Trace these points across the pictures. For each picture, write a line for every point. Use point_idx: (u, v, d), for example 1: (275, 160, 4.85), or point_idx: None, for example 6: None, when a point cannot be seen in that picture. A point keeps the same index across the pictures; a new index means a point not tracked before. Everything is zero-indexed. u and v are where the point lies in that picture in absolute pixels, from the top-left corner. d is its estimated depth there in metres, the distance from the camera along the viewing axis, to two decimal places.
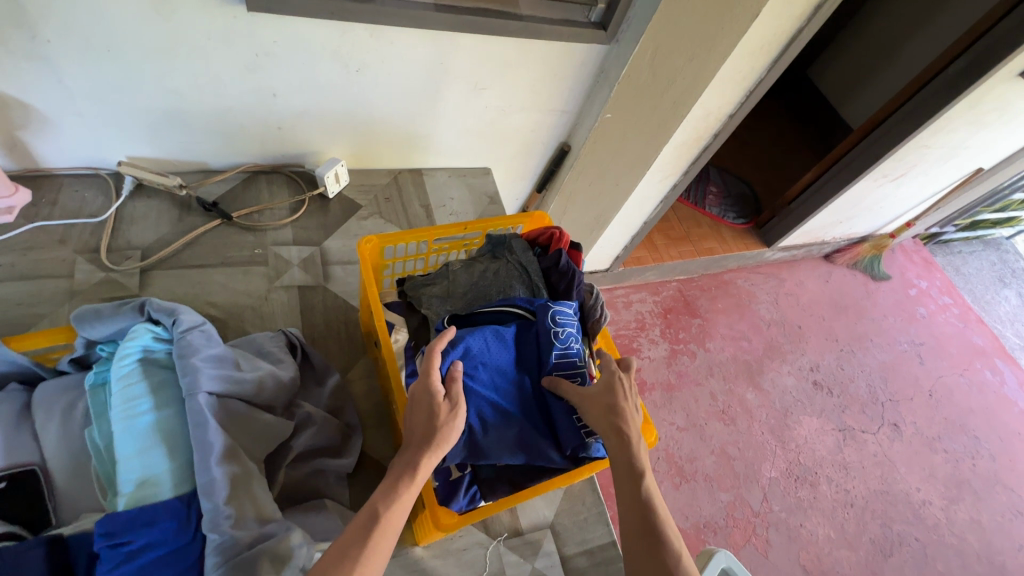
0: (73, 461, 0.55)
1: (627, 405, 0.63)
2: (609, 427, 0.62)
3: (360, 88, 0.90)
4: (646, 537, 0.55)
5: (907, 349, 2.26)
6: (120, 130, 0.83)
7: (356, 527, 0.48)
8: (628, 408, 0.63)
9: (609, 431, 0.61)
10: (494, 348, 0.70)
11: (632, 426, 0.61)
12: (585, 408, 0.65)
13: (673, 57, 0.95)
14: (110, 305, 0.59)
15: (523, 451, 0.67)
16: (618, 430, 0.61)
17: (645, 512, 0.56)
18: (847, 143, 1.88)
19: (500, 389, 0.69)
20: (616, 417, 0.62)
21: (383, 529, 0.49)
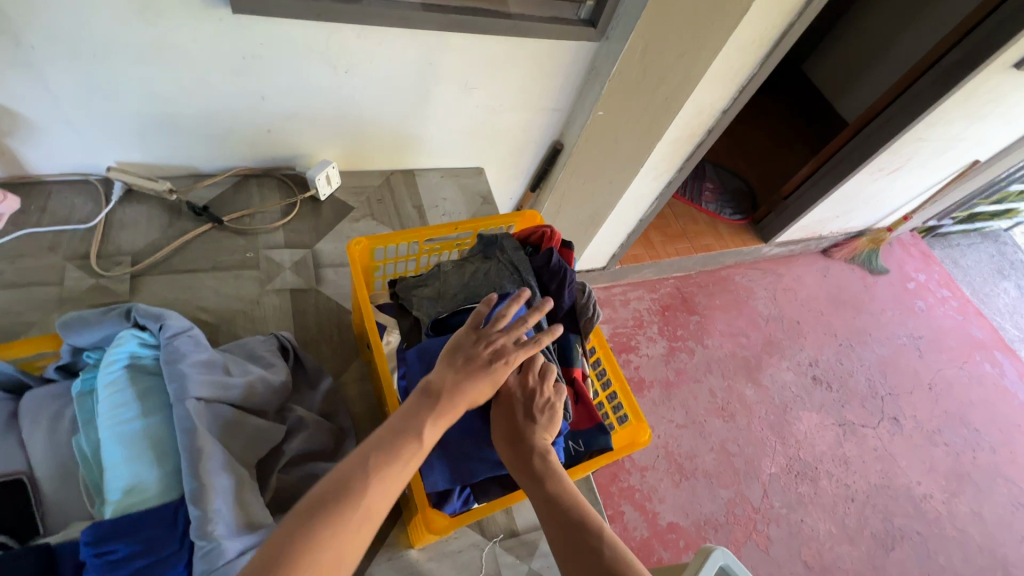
0: (61, 469, 0.55)
1: (522, 424, 0.62)
2: (511, 455, 0.61)
3: (350, 89, 0.90)
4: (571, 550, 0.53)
5: (906, 343, 2.26)
6: (109, 136, 0.83)
7: (388, 443, 0.51)
8: (523, 424, 0.62)
9: (509, 455, 0.61)
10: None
11: (532, 445, 0.61)
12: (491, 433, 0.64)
13: (664, 54, 0.94)
14: (96, 311, 0.58)
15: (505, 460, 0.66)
16: (521, 452, 0.60)
17: (566, 526, 0.55)
18: (843, 137, 1.88)
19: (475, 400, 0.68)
20: (513, 443, 0.61)
21: (414, 450, 0.51)
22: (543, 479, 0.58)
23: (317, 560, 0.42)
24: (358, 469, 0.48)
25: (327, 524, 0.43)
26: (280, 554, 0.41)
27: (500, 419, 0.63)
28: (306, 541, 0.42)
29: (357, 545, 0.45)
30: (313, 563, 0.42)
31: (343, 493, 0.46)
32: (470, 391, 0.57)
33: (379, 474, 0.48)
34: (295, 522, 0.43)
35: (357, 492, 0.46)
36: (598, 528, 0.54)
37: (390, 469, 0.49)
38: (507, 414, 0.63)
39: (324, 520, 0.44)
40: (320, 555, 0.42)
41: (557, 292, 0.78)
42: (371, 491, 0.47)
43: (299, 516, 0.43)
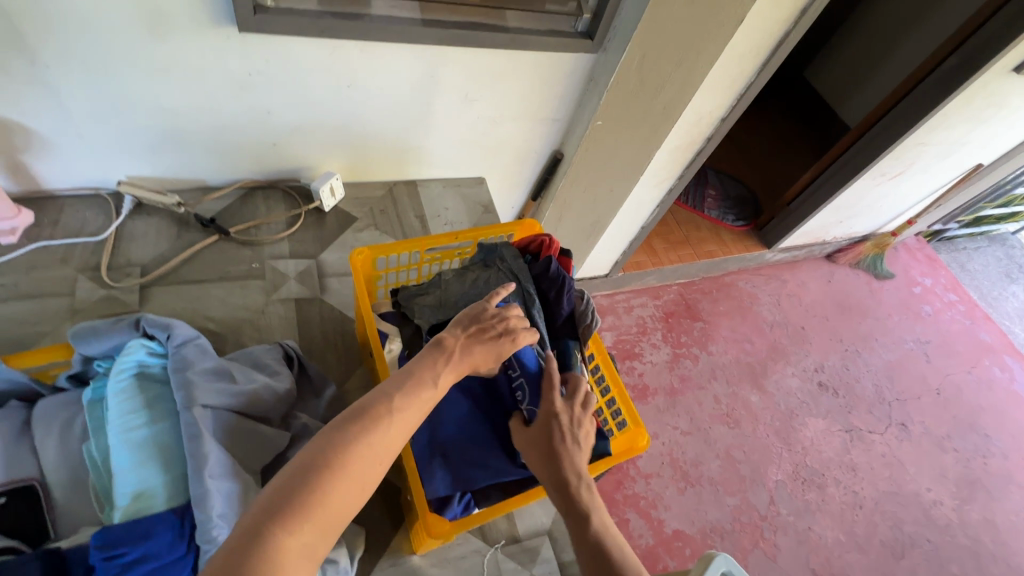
0: (72, 475, 0.56)
1: (565, 449, 0.62)
2: (551, 476, 0.61)
3: (353, 103, 0.92)
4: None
5: (913, 348, 2.24)
6: (120, 151, 0.85)
7: (407, 385, 0.52)
8: (567, 450, 0.62)
9: (550, 477, 0.61)
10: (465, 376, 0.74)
11: (574, 471, 0.60)
12: (528, 454, 0.64)
13: (661, 64, 0.96)
14: (106, 321, 0.60)
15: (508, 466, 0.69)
16: (560, 475, 0.60)
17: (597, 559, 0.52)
18: (844, 142, 1.89)
19: (476, 412, 0.73)
20: (553, 464, 0.61)
21: (429, 395, 0.53)
22: (581, 504, 0.57)
23: (340, 484, 0.43)
24: (379, 403, 0.49)
25: (352, 450, 0.45)
26: (306, 475, 0.43)
27: (541, 439, 0.64)
28: (331, 464, 0.44)
29: (376, 472, 0.46)
30: (335, 485, 0.43)
31: (366, 424, 0.47)
32: (476, 354, 0.60)
33: (399, 410, 0.50)
34: (320, 447, 0.45)
35: (378, 423, 0.48)
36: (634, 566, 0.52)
37: (408, 406, 0.51)
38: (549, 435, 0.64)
39: (348, 447, 0.45)
40: (344, 478, 0.44)
41: (557, 302, 0.80)
42: (391, 425, 0.48)
43: (325, 442, 0.45)
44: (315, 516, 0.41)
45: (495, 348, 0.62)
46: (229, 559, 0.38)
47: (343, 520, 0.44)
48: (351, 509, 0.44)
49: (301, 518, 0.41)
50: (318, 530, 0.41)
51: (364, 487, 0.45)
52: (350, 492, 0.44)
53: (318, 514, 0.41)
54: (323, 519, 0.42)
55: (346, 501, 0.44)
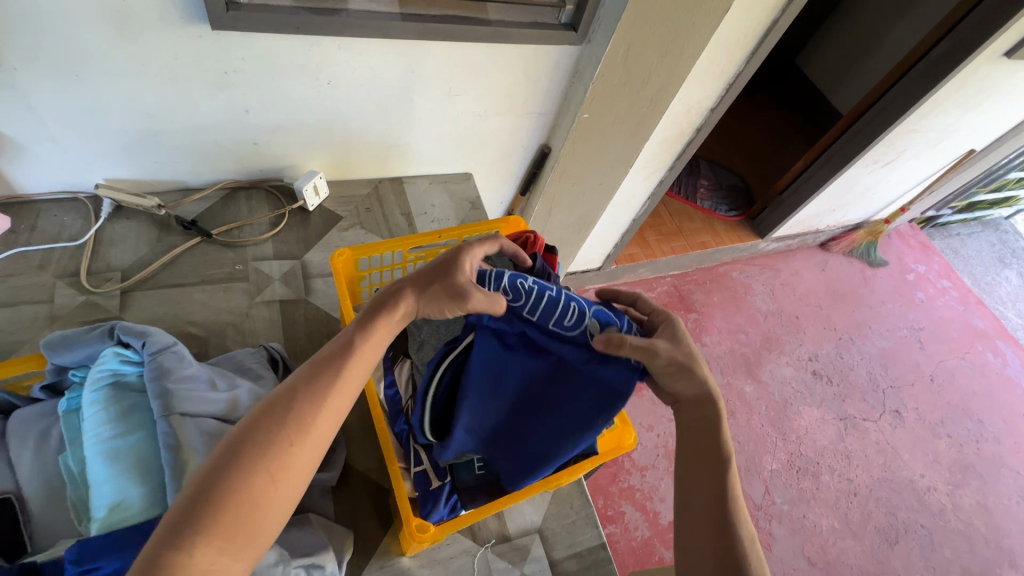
0: (48, 487, 0.56)
1: (706, 383, 0.59)
2: (689, 400, 0.59)
3: (333, 100, 0.90)
4: (705, 515, 0.52)
5: (907, 335, 2.25)
6: (96, 154, 0.84)
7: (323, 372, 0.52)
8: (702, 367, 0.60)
9: (692, 386, 0.59)
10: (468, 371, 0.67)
11: (714, 408, 0.58)
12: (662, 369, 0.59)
13: (646, 55, 0.95)
14: (79, 330, 0.58)
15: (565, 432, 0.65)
16: (702, 405, 0.58)
17: (709, 494, 0.53)
18: (836, 130, 1.87)
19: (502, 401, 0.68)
20: (696, 389, 0.58)
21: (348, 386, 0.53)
22: (715, 437, 0.56)
23: (250, 488, 0.44)
24: (291, 400, 0.49)
25: (259, 454, 0.45)
26: (214, 484, 0.43)
27: (681, 366, 0.59)
28: (238, 472, 0.44)
29: (293, 472, 0.47)
30: (244, 491, 0.44)
31: (275, 426, 0.47)
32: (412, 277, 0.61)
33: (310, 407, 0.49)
34: (230, 452, 0.45)
35: (289, 424, 0.48)
36: (742, 520, 0.52)
37: (323, 402, 0.50)
38: (685, 365, 0.59)
39: (256, 452, 0.46)
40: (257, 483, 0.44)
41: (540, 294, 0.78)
42: (306, 423, 0.49)
43: (235, 446, 0.45)
44: (225, 525, 0.42)
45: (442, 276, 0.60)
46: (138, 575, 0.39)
47: (263, 526, 0.44)
48: (270, 514, 0.45)
49: (208, 529, 0.41)
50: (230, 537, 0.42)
51: (280, 491, 0.46)
52: (264, 498, 0.45)
53: (225, 522, 0.42)
54: (233, 526, 0.42)
55: (260, 505, 0.44)
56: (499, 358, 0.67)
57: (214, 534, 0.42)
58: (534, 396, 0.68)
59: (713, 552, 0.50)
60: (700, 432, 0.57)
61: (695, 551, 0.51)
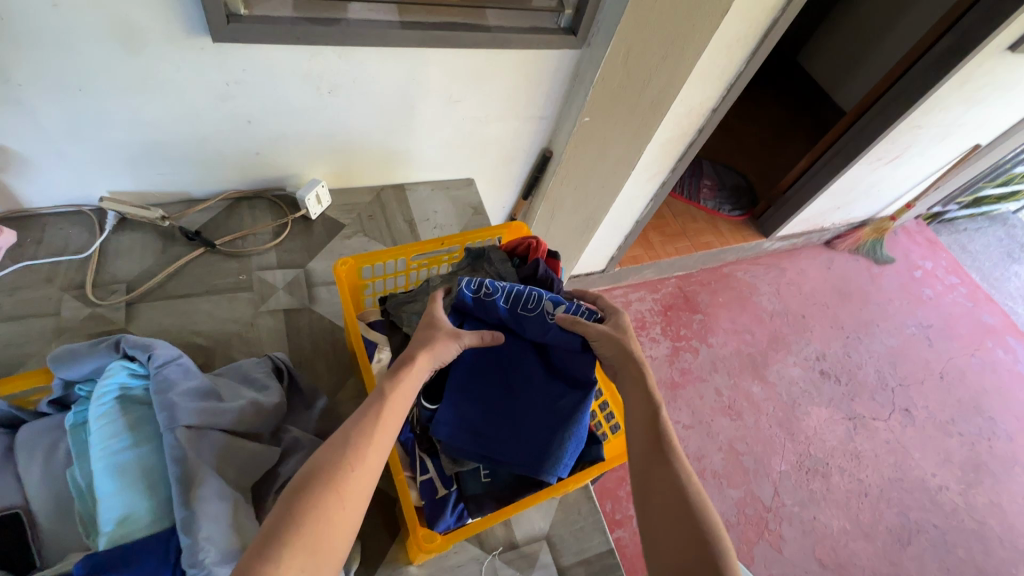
0: (56, 500, 0.56)
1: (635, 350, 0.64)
2: (624, 368, 0.63)
3: (335, 109, 0.91)
4: (651, 465, 0.53)
5: (915, 332, 2.23)
6: (101, 166, 0.84)
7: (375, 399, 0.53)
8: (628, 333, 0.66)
9: (619, 350, 0.64)
10: (456, 380, 0.68)
11: (640, 363, 0.62)
12: (604, 346, 0.65)
13: (647, 57, 0.94)
14: (84, 345, 0.57)
15: (558, 420, 0.67)
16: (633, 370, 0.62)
17: (650, 446, 0.55)
18: (839, 128, 1.86)
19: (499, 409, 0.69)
20: (626, 356, 0.63)
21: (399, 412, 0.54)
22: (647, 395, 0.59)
23: (323, 507, 0.44)
24: (349, 429, 0.50)
25: (326, 474, 0.46)
26: (289, 504, 0.43)
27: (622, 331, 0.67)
28: (310, 492, 0.44)
29: (359, 490, 0.47)
30: (317, 510, 0.43)
31: (340, 450, 0.48)
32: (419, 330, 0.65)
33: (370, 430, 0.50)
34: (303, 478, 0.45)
35: (351, 447, 0.48)
36: (683, 461, 0.53)
37: (380, 427, 0.51)
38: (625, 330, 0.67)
39: (323, 471, 0.46)
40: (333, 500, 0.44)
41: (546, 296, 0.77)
42: (367, 446, 0.49)
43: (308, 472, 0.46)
44: (303, 543, 0.41)
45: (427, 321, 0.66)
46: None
47: (335, 547, 0.43)
48: (341, 535, 0.44)
49: (286, 547, 0.41)
50: (310, 555, 0.41)
51: (348, 510, 0.45)
52: (337, 517, 0.44)
53: (303, 540, 0.42)
54: (309, 544, 0.42)
55: (334, 525, 0.44)
56: (488, 355, 0.70)
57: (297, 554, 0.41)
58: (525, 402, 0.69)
59: (664, 498, 0.50)
60: (636, 395, 0.60)
61: (650, 505, 0.51)
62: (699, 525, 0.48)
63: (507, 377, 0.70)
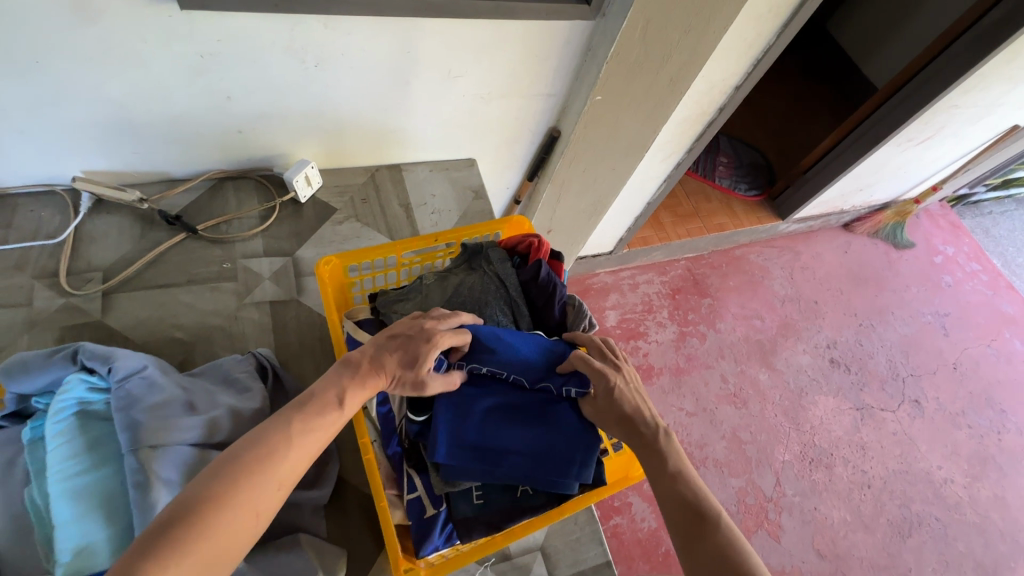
0: (13, 522, 0.50)
1: (642, 412, 0.60)
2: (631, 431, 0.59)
3: (322, 83, 0.83)
4: (690, 535, 0.49)
5: (931, 321, 2.16)
6: (70, 145, 0.78)
7: (309, 400, 0.50)
8: (634, 399, 0.61)
9: (626, 429, 0.59)
10: (444, 411, 0.62)
11: (651, 423, 0.59)
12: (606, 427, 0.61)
13: (667, 30, 0.85)
14: (38, 355, 0.54)
15: (565, 424, 0.64)
16: (643, 435, 0.58)
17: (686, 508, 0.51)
18: (870, 104, 1.74)
19: (501, 415, 0.64)
20: (636, 417, 0.59)
21: (335, 418, 0.51)
22: (663, 456, 0.56)
23: (235, 519, 0.42)
24: (276, 427, 0.47)
25: (246, 484, 0.43)
26: (191, 510, 0.40)
27: (616, 404, 0.60)
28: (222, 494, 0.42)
29: (270, 501, 0.44)
30: (226, 524, 0.41)
31: (261, 448, 0.45)
32: (396, 359, 0.56)
33: (300, 438, 0.48)
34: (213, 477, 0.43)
35: (273, 449, 0.46)
36: (719, 517, 0.51)
37: (310, 433, 0.48)
38: (621, 401, 0.60)
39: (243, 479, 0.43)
40: (239, 506, 0.42)
41: (541, 378, 0.66)
42: (291, 451, 0.47)
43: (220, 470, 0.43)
44: (198, 554, 0.39)
45: (407, 356, 0.56)
46: None
47: (230, 560, 0.41)
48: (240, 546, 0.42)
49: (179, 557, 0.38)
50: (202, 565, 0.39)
51: (256, 523, 0.43)
52: (242, 527, 0.42)
53: (203, 555, 0.39)
54: (209, 560, 0.40)
55: (237, 542, 0.42)
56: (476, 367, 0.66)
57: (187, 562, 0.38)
58: (525, 409, 0.65)
59: (715, 563, 0.47)
60: (652, 461, 0.56)
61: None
62: None
63: (496, 395, 0.65)
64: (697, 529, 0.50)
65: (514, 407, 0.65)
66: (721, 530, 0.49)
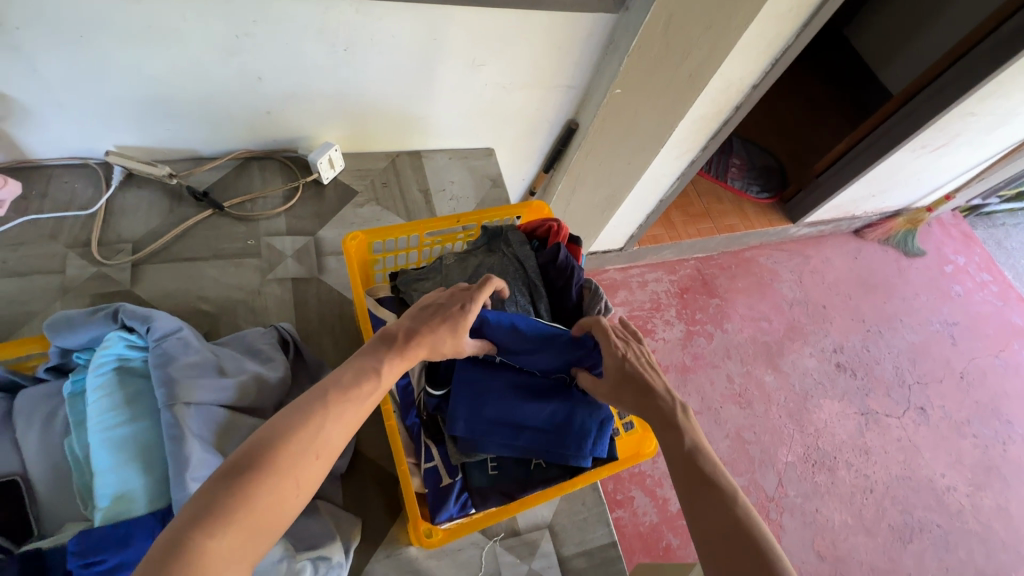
0: (53, 470, 0.55)
1: (657, 386, 0.58)
2: (643, 403, 0.58)
3: (349, 68, 0.85)
4: (701, 505, 0.49)
5: (939, 329, 2.15)
6: (105, 120, 0.81)
7: (349, 374, 0.49)
8: (648, 371, 0.60)
9: (636, 402, 0.58)
10: (463, 388, 0.65)
11: (665, 393, 0.58)
12: (615, 400, 0.61)
13: (688, 26, 0.86)
14: (81, 313, 0.57)
15: (581, 402, 0.66)
16: (658, 408, 0.56)
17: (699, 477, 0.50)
18: (885, 110, 1.74)
19: (518, 393, 0.66)
20: (649, 390, 0.58)
21: (372, 388, 0.50)
22: (678, 427, 0.54)
23: (278, 488, 0.40)
24: (318, 399, 0.46)
25: (285, 451, 0.41)
26: (234, 478, 0.39)
27: (629, 377, 0.60)
28: (265, 462, 0.40)
29: (312, 474, 0.43)
30: (269, 491, 0.40)
31: (304, 418, 0.44)
32: (433, 331, 0.57)
33: (336, 406, 0.46)
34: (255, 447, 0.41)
35: (315, 420, 0.44)
36: (731, 488, 0.50)
37: (346, 402, 0.47)
38: (632, 375, 0.60)
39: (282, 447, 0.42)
40: (282, 476, 0.41)
41: (555, 367, 0.67)
42: (332, 423, 0.45)
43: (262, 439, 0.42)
44: (243, 523, 0.38)
45: (447, 323, 0.57)
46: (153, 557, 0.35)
47: (274, 530, 0.40)
48: (285, 519, 0.41)
49: (225, 525, 0.37)
50: (247, 534, 0.38)
51: (299, 496, 0.42)
52: (287, 497, 0.41)
53: (248, 523, 0.38)
54: (255, 527, 0.38)
55: (281, 514, 0.40)
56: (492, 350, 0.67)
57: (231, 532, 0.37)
58: (541, 388, 0.67)
59: (726, 535, 0.46)
60: (667, 435, 0.55)
61: (713, 546, 0.47)
62: (773, 564, 0.44)
63: (513, 374, 0.67)
64: (709, 500, 0.48)
65: (530, 386, 0.67)
66: (735, 501, 0.48)
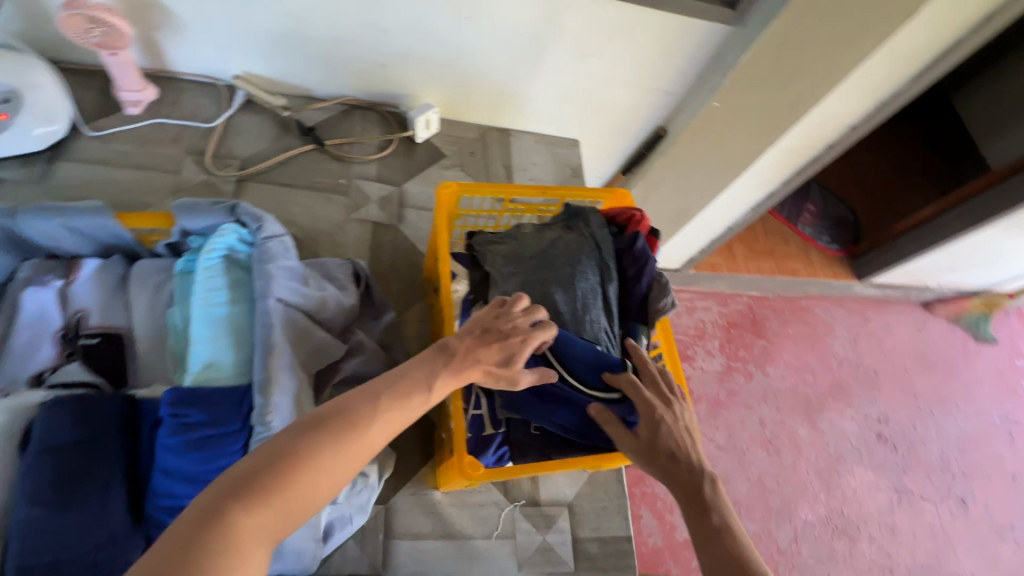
0: (154, 332, 0.69)
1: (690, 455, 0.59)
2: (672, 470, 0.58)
3: (465, 35, 0.89)
4: None
5: (998, 424, 2.01)
6: (242, 47, 0.89)
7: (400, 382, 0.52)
8: (680, 435, 0.61)
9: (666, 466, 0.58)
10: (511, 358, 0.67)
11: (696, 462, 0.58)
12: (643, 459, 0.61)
13: (806, 48, 0.83)
14: (206, 202, 0.67)
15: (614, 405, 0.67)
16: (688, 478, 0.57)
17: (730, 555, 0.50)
18: (979, 182, 1.66)
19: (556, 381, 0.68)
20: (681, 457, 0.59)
21: (422, 397, 0.52)
22: (708, 500, 0.55)
23: (308, 478, 0.43)
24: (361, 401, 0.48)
25: (325, 452, 0.44)
26: (271, 462, 0.42)
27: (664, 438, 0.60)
28: (302, 450, 0.43)
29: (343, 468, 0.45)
30: (300, 480, 0.42)
31: (345, 419, 0.46)
32: (483, 354, 0.58)
33: (382, 412, 0.48)
34: (296, 436, 0.44)
35: (355, 420, 0.47)
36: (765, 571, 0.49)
37: (391, 411, 0.49)
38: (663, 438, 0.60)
39: (323, 447, 0.44)
40: (315, 468, 0.43)
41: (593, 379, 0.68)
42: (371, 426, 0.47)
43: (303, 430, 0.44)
44: (273, 506, 0.41)
45: (501, 351, 0.59)
46: (192, 519, 0.39)
47: (302, 514, 0.43)
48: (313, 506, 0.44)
49: (255, 504, 0.40)
50: (274, 516, 0.41)
51: (329, 487, 0.44)
52: (316, 486, 0.43)
53: (277, 506, 0.41)
54: (283, 514, 0.41)
55: (310, 501, 0.43)
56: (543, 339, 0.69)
57: (261, 511, 0.40)
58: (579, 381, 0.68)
59: None
60: (697, 507, 0.55)
61: None
62: None
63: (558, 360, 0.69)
64: None
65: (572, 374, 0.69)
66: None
